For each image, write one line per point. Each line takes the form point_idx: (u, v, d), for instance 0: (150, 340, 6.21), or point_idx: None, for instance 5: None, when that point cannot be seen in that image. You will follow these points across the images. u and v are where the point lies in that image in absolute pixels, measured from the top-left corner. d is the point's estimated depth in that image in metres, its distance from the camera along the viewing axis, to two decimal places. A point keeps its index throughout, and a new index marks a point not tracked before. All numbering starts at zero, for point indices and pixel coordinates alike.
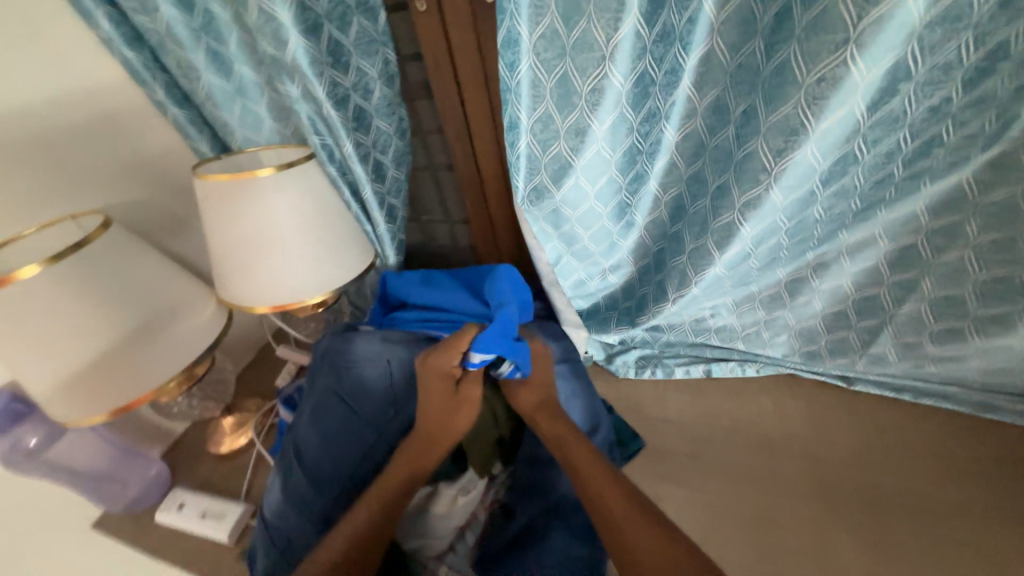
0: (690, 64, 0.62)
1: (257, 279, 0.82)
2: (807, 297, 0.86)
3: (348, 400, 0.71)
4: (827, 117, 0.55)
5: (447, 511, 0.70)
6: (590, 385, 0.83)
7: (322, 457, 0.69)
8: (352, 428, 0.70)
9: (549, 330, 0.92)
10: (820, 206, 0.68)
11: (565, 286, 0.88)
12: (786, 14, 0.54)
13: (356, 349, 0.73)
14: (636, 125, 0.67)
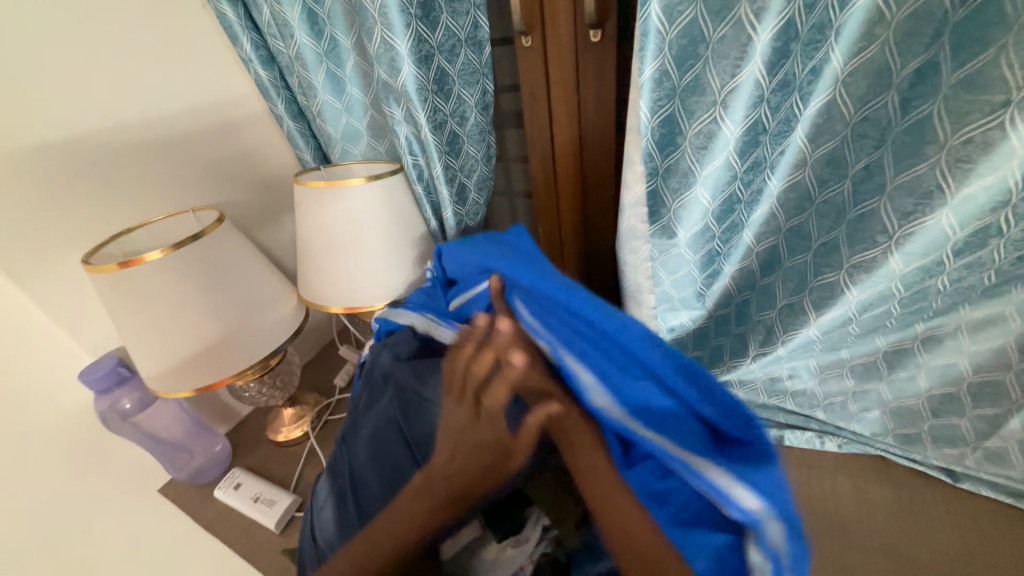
0: (807, 114, 0.59)
1: (334, 280, 0.87)
2: (910, 372, 0.77)
3: (407, 438, 0.67)
4: (970, 184, 0.54)
5: (496, 559, 0.64)
6: None
7: (374, 493, 0.66)
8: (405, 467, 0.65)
9: None
10: (945, 277, 0.62)
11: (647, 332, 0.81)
12: (928, 69, 0.52)
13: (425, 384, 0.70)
14: (739, 176, 0.66)
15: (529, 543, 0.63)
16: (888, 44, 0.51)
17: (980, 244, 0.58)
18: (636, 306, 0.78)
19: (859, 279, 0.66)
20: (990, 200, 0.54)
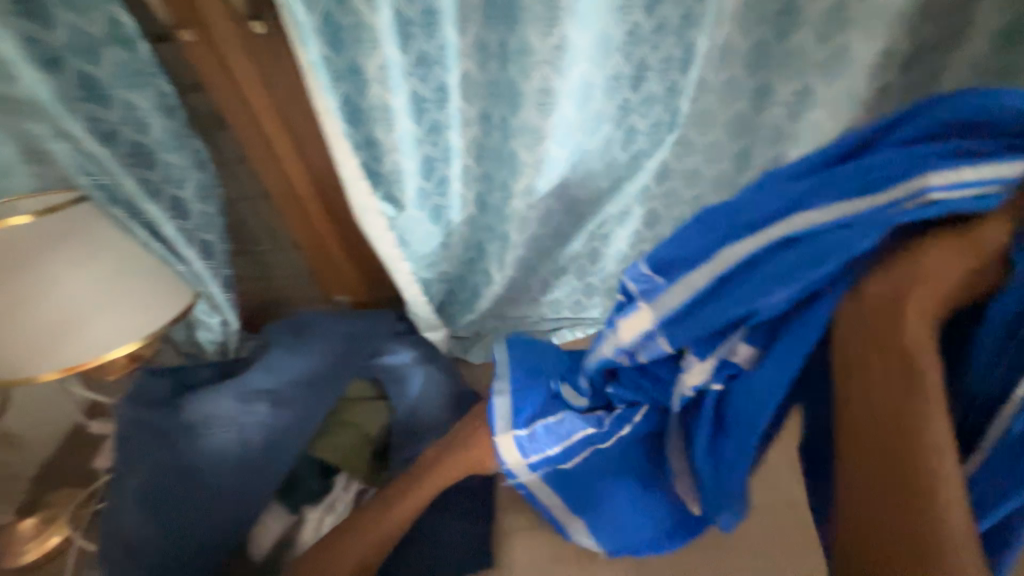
0: (452, 83, 0.74)
1: (57, 346, 0.66)
2: (604, 264, 1.06)
3: (185, 475, 0.73)
4: (568, 115, 0.73)
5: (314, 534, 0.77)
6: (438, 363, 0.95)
7: (161, 544, 0.70)
8: (197, 500, 0.72)
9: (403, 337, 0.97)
10: (603, 185, 0.89)
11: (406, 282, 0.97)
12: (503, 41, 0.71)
13: (189, 419, 0.76)
14: (423, 139, 0.79)
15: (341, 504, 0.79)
16: (478, 25, 0.69)
17: (604, 155, 0.82)
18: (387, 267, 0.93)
19: (533, 203, 0.84)
20: (592, 124, 0.75)
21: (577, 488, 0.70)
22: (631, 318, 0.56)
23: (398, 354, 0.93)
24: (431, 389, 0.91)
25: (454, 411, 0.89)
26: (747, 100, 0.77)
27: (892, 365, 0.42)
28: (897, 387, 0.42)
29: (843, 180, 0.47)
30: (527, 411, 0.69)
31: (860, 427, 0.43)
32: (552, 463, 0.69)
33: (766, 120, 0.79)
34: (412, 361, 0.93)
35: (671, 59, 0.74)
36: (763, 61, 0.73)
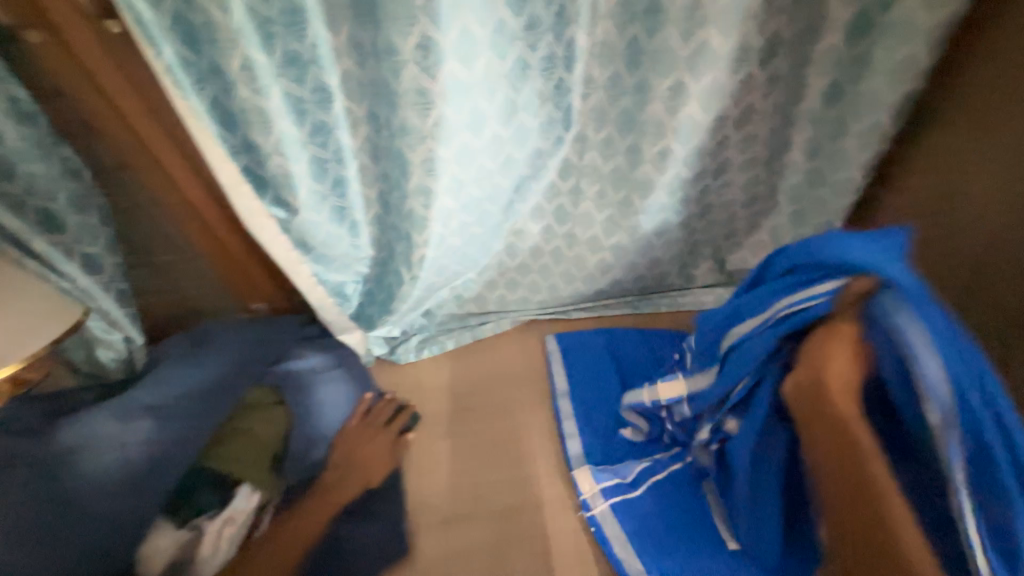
0: (332, 85, 0.73)
1: None
2: (520, 257, 1.08)
3: (55, 496, 0.71)
4: (452, 114, 0.73)
5: (212, 549, 0.73)
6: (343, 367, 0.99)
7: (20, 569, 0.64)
8: (67, 519, 0.69)
9: (316, 345, 1.01)
10: (509, 182, 0.88)
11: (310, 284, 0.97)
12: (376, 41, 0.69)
13: (64, 442, 0.77)
14: (309, 140, 0.78)
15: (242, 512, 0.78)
16: (350, 22, 0.68)
17: (498, 151, 0.82)
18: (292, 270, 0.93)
19: (429, 204, 0.84)
20: (477, 119, 0.76)
21: (641, 511, 0.80)
22: (666, 385, 0.78)
23: (306, 359, 0.97)
24: (334, 395, 0.94)
25: (359, 413, 0.93)
26: (629, 95, 0.80)
27: (829, 438, 0.51)
28: (838, 459, 0.50)
29: (747, 310, 0.64)
30: (597, 455, 0.90)
31: (826, 501, 0.52)
32: (619, 484, 0.84)
33: (649, 117, 0.82)
34: (319, 366, 0.97)
35: (550, 58, 0.74)
36: (637, 57, 0.76)
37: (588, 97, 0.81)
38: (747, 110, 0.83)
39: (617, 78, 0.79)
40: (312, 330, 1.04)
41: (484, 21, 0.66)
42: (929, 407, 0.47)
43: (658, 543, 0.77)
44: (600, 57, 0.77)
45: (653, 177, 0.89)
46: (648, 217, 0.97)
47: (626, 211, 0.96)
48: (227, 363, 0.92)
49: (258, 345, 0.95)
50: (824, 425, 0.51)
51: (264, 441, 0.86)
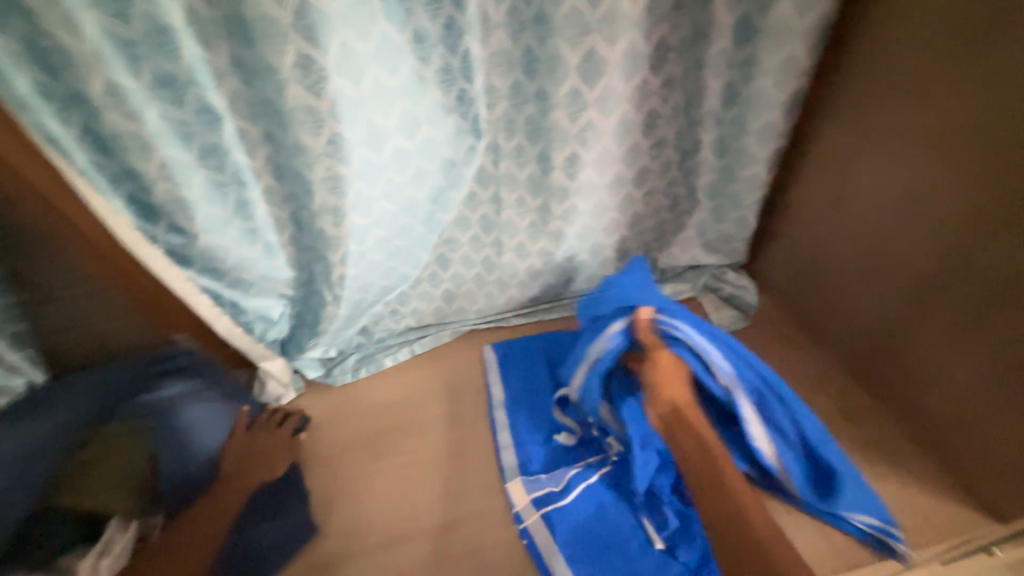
0: (218, 105, 0.70)
1: None
2: (451, 268, 1.06)
3: None
4: (349, 131, 0.70)
5: None
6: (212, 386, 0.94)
7: None
8: None
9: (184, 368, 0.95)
10: (424, 194, 0.87)
11: (222, 312, 0.94)
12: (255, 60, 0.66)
13: None
14: (200, 163, 0.75)
15: (115, 542, 0.74)
16: (227, 40, 0.66)
17: (406, 164, 0.80)
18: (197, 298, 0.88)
19: (340, 221, 0.80)
20: (377, 133, 0.74)
21: (570, 515, 0.81)
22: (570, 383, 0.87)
23: (166, 388, 0.91)
24: (203, 413, 0.90)
25: (238, 429, 0.91)
26: (533, 103, 0.81)
27: (688, 438, 0.72)
28: (702, 465, 0.70)
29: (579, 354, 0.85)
30: (536, 462, 0.90)
31: (697, 495, 0.68)
32: (551, 492, 0.84)
33: (554, 124, 0.82)
34: (182, 393, 0.91)
35: (447, 69, 0.74)
36: (534, 65, 0.76)
37: (494, 107, 0.81)
38: (651, 114, 0.85)
39: (519, 86, 0.79)
40: (171, 351, 0.97)
41: (366, 37, 0.64)
42: (722, 378, 0.77)
43: (586, 551, 0.77)
44: (498, 66, 0.76)
45: (566, 183, 0.90)
46: (569, 223, 0.97)
47: (546, 217, 0.97)
48: (84, 403, 0.90)
49: (117, 379, 0.93)
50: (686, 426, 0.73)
51: (126, 476, 0.82)
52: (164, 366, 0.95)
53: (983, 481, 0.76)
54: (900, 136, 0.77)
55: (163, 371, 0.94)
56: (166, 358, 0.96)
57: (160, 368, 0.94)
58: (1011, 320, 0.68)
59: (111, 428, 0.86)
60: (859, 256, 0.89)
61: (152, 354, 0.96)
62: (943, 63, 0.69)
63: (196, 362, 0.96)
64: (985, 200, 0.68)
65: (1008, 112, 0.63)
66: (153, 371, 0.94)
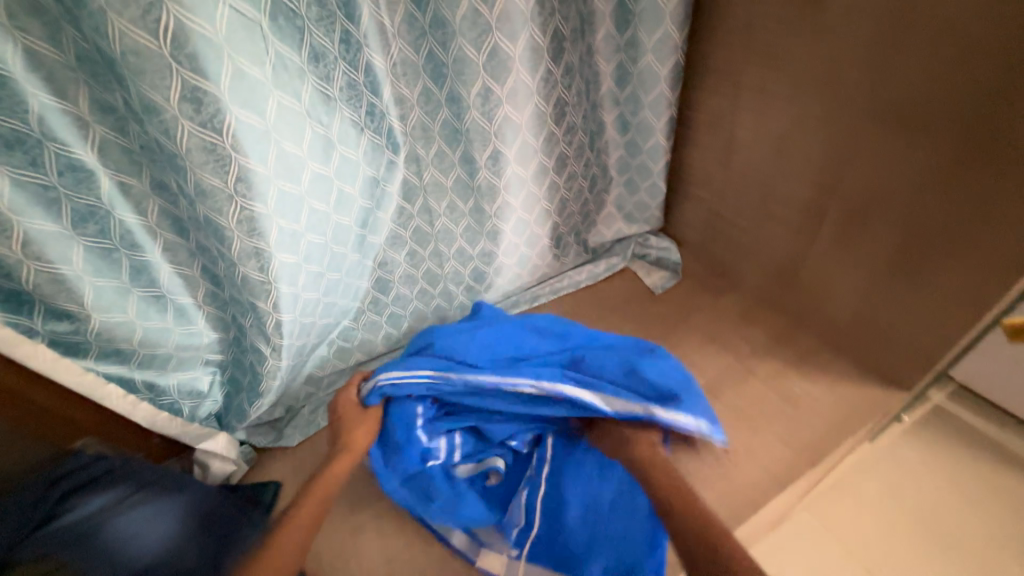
0: (87, 160, 0.60)
1: None
2: (394, 291, 1.02)
3: None
4: (258, 166, 0.64)
5: None
6: (153, 486, 0.81)
7: None
8: None
9: (107, 475, 0.80)
10: (352, 220, 0.83)
11: (137, 400, 0.80)
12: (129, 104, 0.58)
13: None
14: (77, 232, 0.63)
15: None
16: (85, 84, 0.57)
17: (328, 190, 0.76)
18: (105, 389, 0.75)
19: (265, 265, 0.73)
20: (291, 163, 0.68)
21: (545, 545, 0.81)
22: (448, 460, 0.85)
23: (84, 505, 0.75)
24: (148, 521, 0.76)
25: (194, 524, 0.79)
26: (446, 108, 0.81)
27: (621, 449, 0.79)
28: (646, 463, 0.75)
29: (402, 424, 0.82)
30: (486, 519, 0.84)
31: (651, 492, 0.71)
32: (520, 530, 0.83)
33: (471, 125, 0.83)
34: (110, 504, 0.76)
35: (352, 85, 0.71)
36: (441, 71, 0.77)
37: (406, 118, 0.80)
38: (559, 102, 0.89)
39: (428, 93, 0.79)
40: (80, 461, 0.81)
41: (261, 61, 0.59)
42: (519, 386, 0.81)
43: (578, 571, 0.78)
44: (404, 76, 0.76)
45: (494, 182, 0.92)
46: (504, 219, 0.99)
47: (481, 218, 0.98)
48: None
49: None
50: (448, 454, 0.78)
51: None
52: (72, 480, 0.78)
53: (887, 362, 0.92)
54: (766, 93, 0.90)
55: (73, 488, 0.77)
56: (74, 469, 0.80)
57: (67, 486, 0.77)
58: (878, 225, 0.83)
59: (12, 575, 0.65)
60: (754, 201, 1.02)
61: (51, 472, 0.78)
62: (752, 55, 0.89)
63: (124, 463, 0.83)
64: (841, 131, 0.82)
65: (805, 83, 0.84)
66: (57, 492, 0.76)
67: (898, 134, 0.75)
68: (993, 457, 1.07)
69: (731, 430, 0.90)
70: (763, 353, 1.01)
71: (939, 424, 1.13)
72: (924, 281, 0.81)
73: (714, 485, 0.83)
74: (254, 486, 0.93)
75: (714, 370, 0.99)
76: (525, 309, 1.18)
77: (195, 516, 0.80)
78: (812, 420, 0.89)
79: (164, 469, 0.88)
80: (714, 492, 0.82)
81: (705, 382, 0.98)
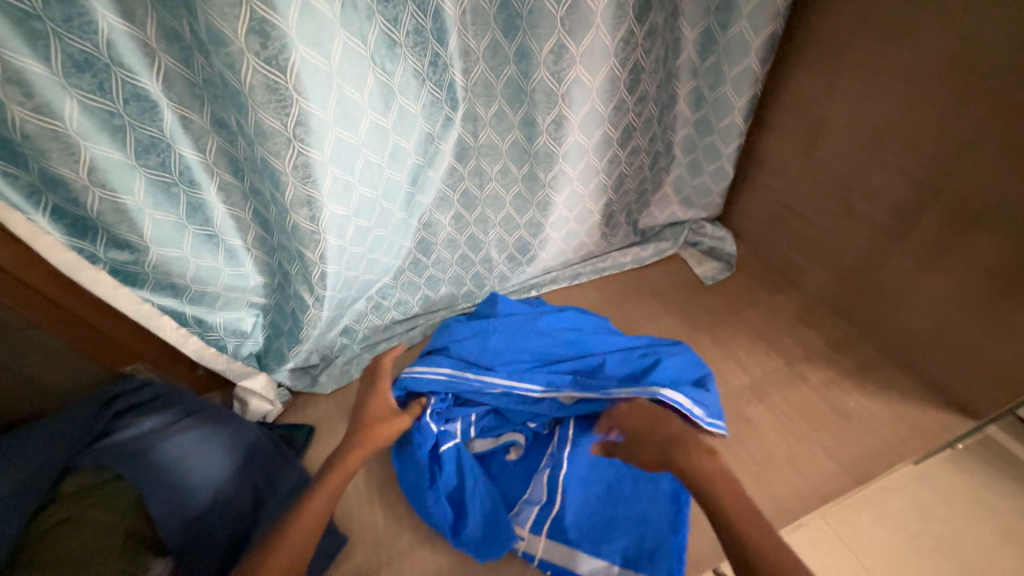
0: (153, 90, 0.60)
1: None
2: (436, 253, 1.00)
3: None
4: (318, 110, 0.61)
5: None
6: (202, 415, 0.84)
7: None
8: None
9: (160, 402, 0.84)
10: (403, 176, 0.80)
11: (188, 333, 0.83)
12: (196, 34, 0.57)
13: None
14: (139, 163, 0.63)
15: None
16: (153, 8, 0.55)
17: (384, 142, 0.73)
18: (160, 320, 0.78)
19: (316, 214, 0.71)
20: (350, 109, 0.65)
21: (569, 519, 0.78)
22: (474, 439, 0.89)
23: (138, 424, 0.79)
24: (196, 445, 0.79)
25: (237, 454, 0.82)
26: (513, 64, 0.76)
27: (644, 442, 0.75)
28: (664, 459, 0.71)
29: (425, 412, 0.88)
30: (510, 488, 0.84)
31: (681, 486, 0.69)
32: (540, 509, 0.80)
33: (537, 85, 0.78)
34: (161, 426, 0.80)
35: (418, 32, 0.67)
36: (514, 23, 0.71)
37: (469, 71, 0.75)
38: (635, 67, 0.82)
39: (496, 46, 0.74)
40: (133, 385, 0.85)
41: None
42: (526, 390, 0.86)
43: (603, 543, 0.75)
44: (474, 25, 0.71)
45: (553, 149, 0.87)
46: (557, 190, 0.95)
47: (533, 186, 0.93)
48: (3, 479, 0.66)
49: (53, 438, 0.73)
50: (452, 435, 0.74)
51: (116, 522, 0.67)
52: (125, 402, 0.82)
53: (953, 384, 0.85)
54: (874, 74, 0.80)
55: (126, 409, 0.82)
56: (126, 393, 0.84)
57: (121, 407, 0.81)
58: (982, 237, 0.74)
59: (74, 477, 0.70)
60: (834, 194, 0.93)
61: (105, 394, 0.82)
62: (864, 29, 0.78)
63: (172, 390, 0.86)
64: (961, 124, 0.71)
65: (924, 62, 0.73)
66: (111, 411, 0.80)
67: None
68: None
69: (773, 436, 0.86)
70: (816, 359, 0.95)
71: (995, 455, 1.06)
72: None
73: (748, 489, 0.80)
74: (288, 427, 0.96)
75: (761, 371, 0.94)
76: (564, 286, 1.14)
77: (238, 447, 0.83)
78: (864, 437, 0.84)
79: (208, 401, 0.90)
80: (748, 496, 0.79)
81: (749, 382, 0.93)
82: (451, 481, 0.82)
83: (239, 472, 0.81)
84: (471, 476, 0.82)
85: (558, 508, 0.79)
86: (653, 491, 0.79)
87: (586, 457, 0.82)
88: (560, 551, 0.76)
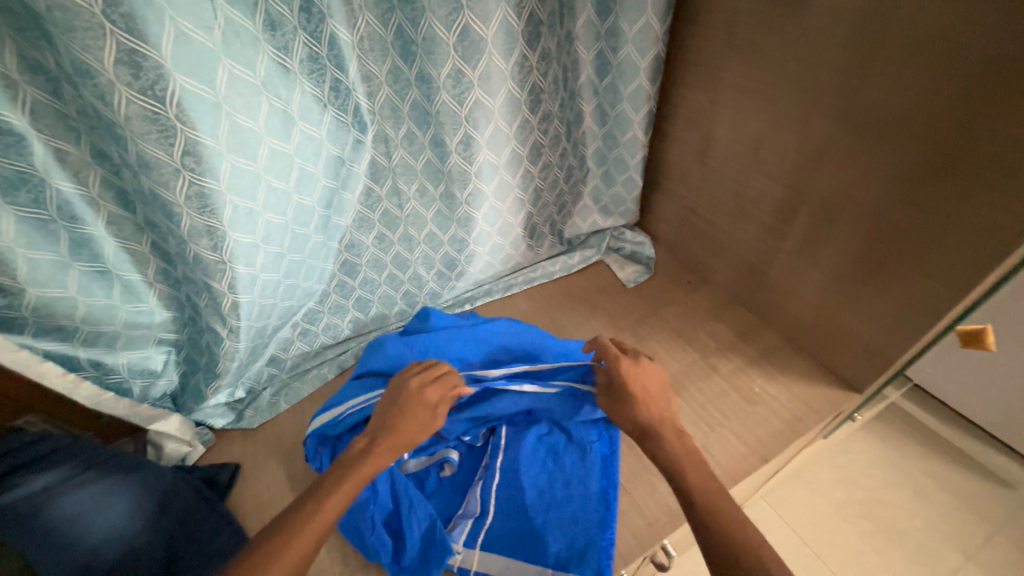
0: (18, 124, 0.56)
1: None
2: (362, 274, 0.99)
3: None
4: (207, 139, 0.60)
5: None
6: (107, 465, 0.77)
7: None
8: None
9: (56, 456, 0.75)
10: (315, 200, 0.79)
11: (82, 378, 0.77)
12: (62, 67, 0.55)
13: None
14: (7, 200, 0.59)
15: None
16: (10, 39, 0.53)
17: (287, 168, 0.72)
18: (44, 367, 0.71)
19: (219, 243, 0.69)
20: (244, 137, 0.64)
21: (502, 529, 0.79)
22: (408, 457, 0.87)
23: (26, 483, 0.70)
24: (98, 499, 0.72)
25: (150, 505, 0.75)
26: (416, 87, 0.79)
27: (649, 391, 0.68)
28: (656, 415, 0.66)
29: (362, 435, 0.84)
30: (445, 505, 0.84)
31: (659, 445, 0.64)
32: (473, 522, 0.80)
33: (441, 108, 0.80)
34: (54, 481, 0.71)
35: (314, 58, 0.68)
36: (411, 49, 0.75)
37: (374, 95, 0.77)
38: (534, 89, 0.88)
39: (398, 71, 0.76)
40: (24, 438, 0.76)
41: (209, 25, 0.55)
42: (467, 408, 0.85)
43: (536, 547, 0.77)
44: (372, 51, 0.73)
45: (466, 167, 0.90)
46: (476, 206, 0.98)
47: (451, 204, 0.96)
48: None
49: None
50: (382, 452, 0.61)
51: None
52: (13, 461, 0.73)
53: (841, 364, 0.95)
54: (744, 90, 0.89)
55: (14, 467, 0.73)
56: (16, 448, 0.75)
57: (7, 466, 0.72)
58: (844, 231, 0.83)
59: None
60: (728, 198, 1.03)
61: None
62: (731, 54, 0.89)
63: (73, 442, 0.78)
64: (812, 136, 0.82)
65: (780, 82, 0.83)
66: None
67: (870, 140, 0.74)
68: (937, 450, 1.11)
69: (690, 425, 0.91)
70: (727, 350, 1.03)
71: (890, 421, 1.18)
72: (885, 293, 0.81)
73: None
74: (210, 467, 0.90)
75: (679, 366, 1.01)
76: (497, 297, 1.17)
77: (151, 495, 0.77)
78: (768, 418, 0.91)
79: (114, 449, 0.83)
80: None
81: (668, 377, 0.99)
82: (387, 505, 0.80)
83: (152, 523, 0.74)
84: (407, 499, 0.80)
85: (492, 519, 0.80)
86: (583, 490, 0.81)
87: (519, 465, 0.84)
88: (496, 561, 0.77)
